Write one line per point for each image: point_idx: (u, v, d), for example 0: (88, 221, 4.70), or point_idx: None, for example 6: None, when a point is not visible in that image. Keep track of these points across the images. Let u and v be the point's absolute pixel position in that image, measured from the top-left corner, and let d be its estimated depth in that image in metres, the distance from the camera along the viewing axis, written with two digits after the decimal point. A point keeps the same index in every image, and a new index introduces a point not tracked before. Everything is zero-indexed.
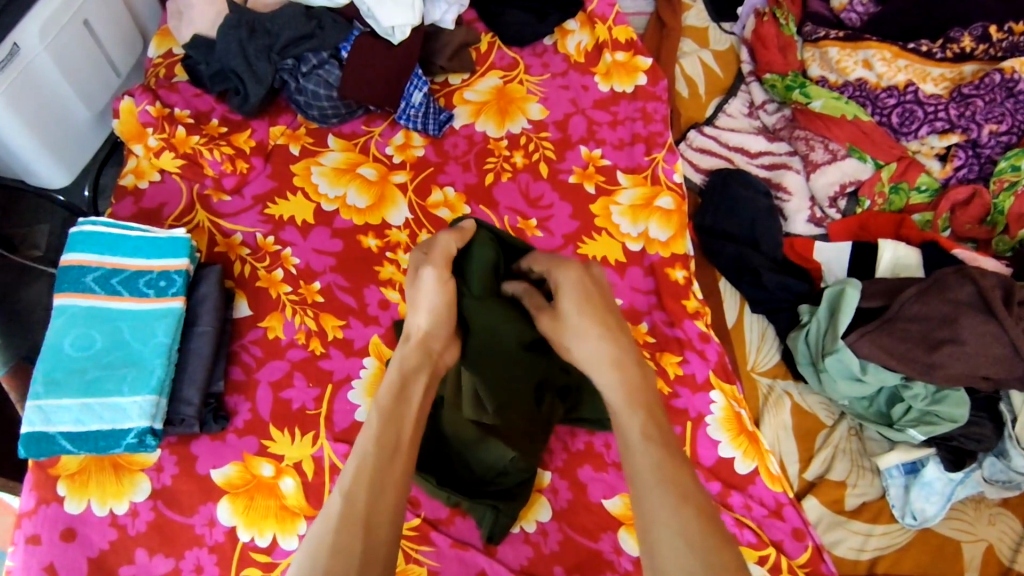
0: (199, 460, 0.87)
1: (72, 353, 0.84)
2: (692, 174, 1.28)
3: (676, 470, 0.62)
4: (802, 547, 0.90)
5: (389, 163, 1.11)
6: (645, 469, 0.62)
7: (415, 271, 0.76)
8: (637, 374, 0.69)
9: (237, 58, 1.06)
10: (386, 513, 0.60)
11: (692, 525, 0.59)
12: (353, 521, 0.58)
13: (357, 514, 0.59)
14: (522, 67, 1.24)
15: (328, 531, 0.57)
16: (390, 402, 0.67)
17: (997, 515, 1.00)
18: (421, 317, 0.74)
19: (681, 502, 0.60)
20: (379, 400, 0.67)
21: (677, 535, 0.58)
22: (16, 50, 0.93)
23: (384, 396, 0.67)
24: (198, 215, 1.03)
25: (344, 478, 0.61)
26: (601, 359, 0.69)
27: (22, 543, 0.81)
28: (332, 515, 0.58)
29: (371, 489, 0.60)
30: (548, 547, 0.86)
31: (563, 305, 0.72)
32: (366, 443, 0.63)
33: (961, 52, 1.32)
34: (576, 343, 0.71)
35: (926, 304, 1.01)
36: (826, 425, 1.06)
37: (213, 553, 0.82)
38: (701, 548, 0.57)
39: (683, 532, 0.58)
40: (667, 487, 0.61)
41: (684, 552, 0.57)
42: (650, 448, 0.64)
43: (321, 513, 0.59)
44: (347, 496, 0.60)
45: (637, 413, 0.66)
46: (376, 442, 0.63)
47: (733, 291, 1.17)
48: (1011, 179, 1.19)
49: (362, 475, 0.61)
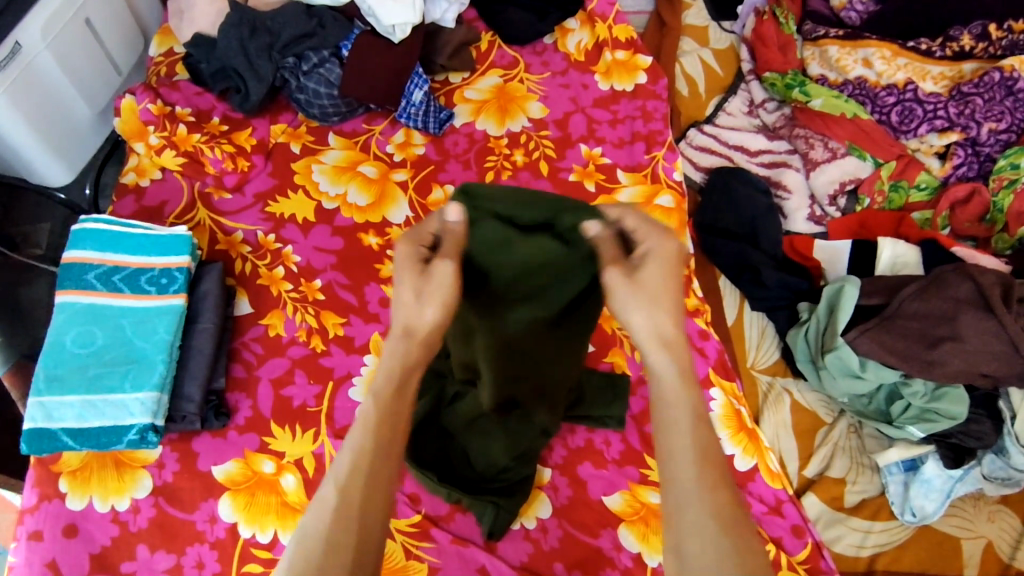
0: (200, 456, 0.87)
1: (74, 350, 0.85)
2: (691, 172, 1.28)
3: (715, 453, 0.60)
4: (801, 544, 0.90)
5: (389, 161, 1.12)
6: (681, 450, 0.60)
7: (416, 262, 0.66)
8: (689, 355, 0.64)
9: (238, 57, 1.07)
10: (379, 499, 0.58)
11: (727, 508, 0.57)
12: (347, 517, 0.56)
13: (352, 512, 0.56)
14: (522, 66, 1.24)
15: (323, 527, 0.55)
16: (390, 391, 0.62)
17: (996, 513, 1.01)
18: (430, 309, 0.64)
19: (718, 486, 0.58)
20: (376, 395, 0.62)
21: (711, 518, 0.56)
22: (17, 48, 0.93)
23: (382, 388, 0.62)
24: (200, 213, 1.04)
25: (338, 468, 0.58)
26: (650, 328, 0.64)
27: (24, 540, 0.81)
28: (326, 510, 0.56)
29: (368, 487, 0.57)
30: (548, 544, 0.87)
31: (644, 270, 0.64)
32: (360, 436, 0.59)
33: (960, 51, 1.32)
34: (625, 305, 0.64)
35: (926, 301, 1.02)
36: (825, 422, 1.07)
37: (214, 549, 0.83)
38: (734, 532, 0.56)
39: (715, 514, 0.56)
40: (707, 468, 0.59)
41: (719, 535, 0.55)
42: (697, 430, 0.60)
43: (315, 506, 0.57)
44: (341, 489, 0.57)
45: (690, 391, 0.62)
46: (373, 432, 0.59)
47: (732, 289, 1.17)
48: (1010, 178, 1.19)
49: (358, 468, 0.58)
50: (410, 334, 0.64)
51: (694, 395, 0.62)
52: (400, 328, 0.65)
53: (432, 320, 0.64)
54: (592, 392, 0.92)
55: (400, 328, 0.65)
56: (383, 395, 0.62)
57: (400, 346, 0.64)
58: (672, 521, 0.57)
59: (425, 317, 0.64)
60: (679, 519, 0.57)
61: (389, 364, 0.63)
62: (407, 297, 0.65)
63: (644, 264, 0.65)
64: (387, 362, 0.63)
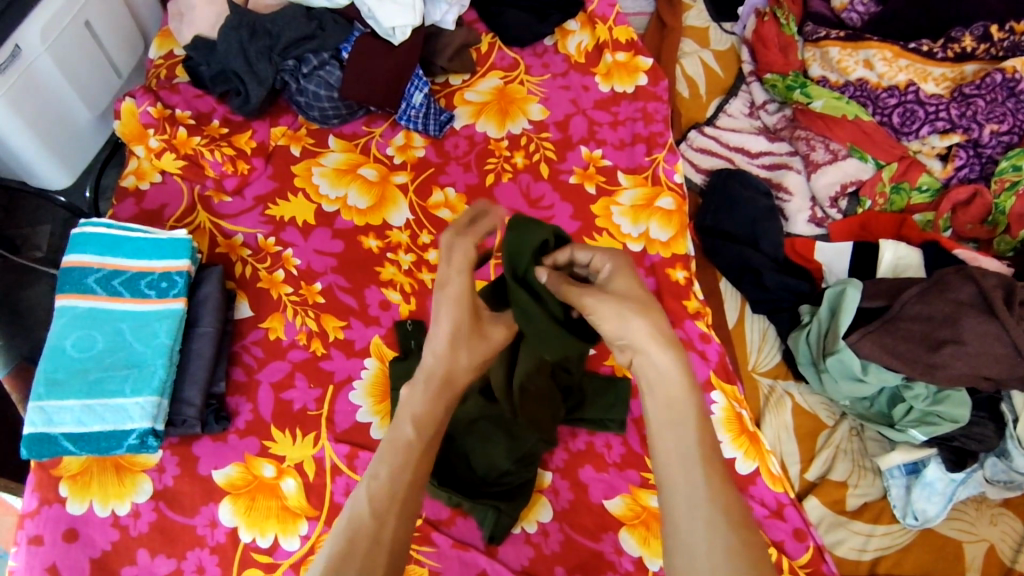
0: (200, 460, 0.87)
1: (74, 354, 0.84)
2: (692, 174, 1.28)
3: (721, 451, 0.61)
4: (803, 547, 0.90)
5: (389, 164, 1.11)
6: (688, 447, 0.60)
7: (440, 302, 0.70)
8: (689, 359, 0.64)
9: (238, 59, 1.06)
10: (408, 527, 0.61)
11: (734, 508, 0.58)
12: (381, 545, 0.58)
13: (386, 532, 0.59)
14: (522, 68, 1.24)
15: (355, 559, 0.56)
16: (431, 429, 0.65)
17: (999, 516, 1.00)
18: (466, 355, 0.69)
19: (723, 486, 0.59)
20: (415, 425, 0.64)
21: (720, 520, 0.58)
22: (17, 52, 0.93)
23: (422, 422, 0.65)
24: (199, 216, 1.04)
25: (374, 497, 0.60)
26: (650, 329, 0.64)
27: (24, 544, 0.81)
28: (361, 537, 0.58)
29: (400, 514, 0.60)
30: (549, 548, 0.86)
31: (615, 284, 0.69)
32: (398, 473, 0.62)
33: (962, 52, 1.32)
34: (621, 315, 0.65)
35: (929, 304, 1.01)
36: (827, 425, 1.06)
37: (215, 553, 0.82)
38: (741, 529, 0.58)
39: (725, 512, 0.58)
40: (712, 466, 0.60)
41: (729, 532, 0.57)
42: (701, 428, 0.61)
43: (348, 531, 0.58)
44: (376, 516, 0.59)
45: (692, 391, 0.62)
46: (412, 466, 0.62)
47: (733, 291, 1.17)
48: (1012, 179, 1.19)
49: (395, 498, 0.60)
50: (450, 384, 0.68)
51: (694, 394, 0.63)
52: (443, 374, 0.68)
53: (466, 362, 0.69)
54: (592, 394, 0.92)
55: (439, 375, 0.68)
56: (424, 428, 0.65)
57: (444, 391, 0.68)
58: (681, 522, 0.59)
59: (461, 362, 0.69)
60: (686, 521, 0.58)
61: (433, 406, 0.66)
62: (441, 343, 0.68)
63: (613, 280, 0.69)
64: (423, 404, 0.66)
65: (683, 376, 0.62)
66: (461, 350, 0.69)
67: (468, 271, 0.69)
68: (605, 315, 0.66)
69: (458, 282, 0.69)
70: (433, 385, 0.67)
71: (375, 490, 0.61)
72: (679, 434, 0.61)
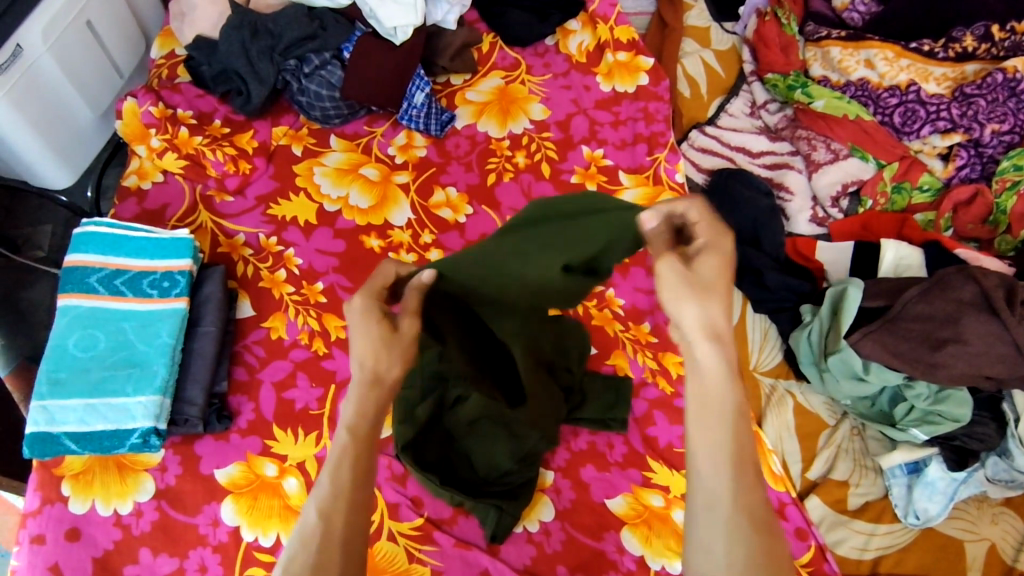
0: (202, 459, 0.87)
1: (77, 353, 0.85)
2: (693, 173, 1.28)
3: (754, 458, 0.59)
4: (805, 546, 0.90)
5: (391, 163, 1.11)
6: (722, 441, 0.58)
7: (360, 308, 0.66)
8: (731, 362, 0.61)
9: (240, 59, 1.07)
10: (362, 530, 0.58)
11: (759, 514, 0.56)
12: (331, 552, 0.55)
13: (336, 538, 0.56)
14: (524, 68, 1.24)
15: (302, 566, 0.54)
16: (365, 430, 0.61)
17: (1000, 515, 1.00)
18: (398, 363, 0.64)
19: (751, 493, 0.57)
20: (350, 432, 0.60)
21: (740, 524, 0.55)
22: (18, 51, 0.93)
23: (355, 426, 0.60)
24: (201, 216, 1.04)
25: (321, 502, 0.57)
26: (701, 319, 0.61)
27: (27, 543, 0.81)
28: (311, 544, 0.56)
29: (348, 518, 0.57)
30: (551, 547, 0.86)
31: (701, 269, 0.63)
32: (339, 474, 0.59)
33: (963, 51, 1.32)
34: (674, 294, 0.62)
35: (930, 303, 1.01)
36: (828, 425, 1.06)
37: (217, 552, 0.83)
38: (764, 534, 0.55)
39: (750, 517, 0.56)
40: (740, 473, 0.57)
41: (751, 536, 0.55)
42: (738, 425, 0.59)
43: (299, 538, 0.56)
44: (323, 520, 0.57)
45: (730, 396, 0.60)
46: (352, 467, 0.59)
47: (735, 290, 1.17)
48: (1013, 179, 1.19)
49: (339, 499, 0.57)
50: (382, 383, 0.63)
51: (736, 388, 0.60)
52: (371, 377, 0.62)
53: (397, 364, 0.64)
54: (594, 394, 0.92)
55: (367, 376, 0.62)
56: (360, 432, 0.60)
57: (372, 392, 0.62)
58: (701, 522, 0.57)
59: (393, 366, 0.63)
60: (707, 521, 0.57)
61: (365, 407, 0.61)
62: (368, 349, 0.63)
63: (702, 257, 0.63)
64: (355, 407, 0.61)
65: (723, 370, 0.60)
66: (383, 353, 0.63)
67: (367, 285, 0.67)
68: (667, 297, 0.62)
69: (364, 295, 0.66)
70: (362, 388, 0.62)
71: (320, 496, 0.58)
72: (718, 427, 0.59)
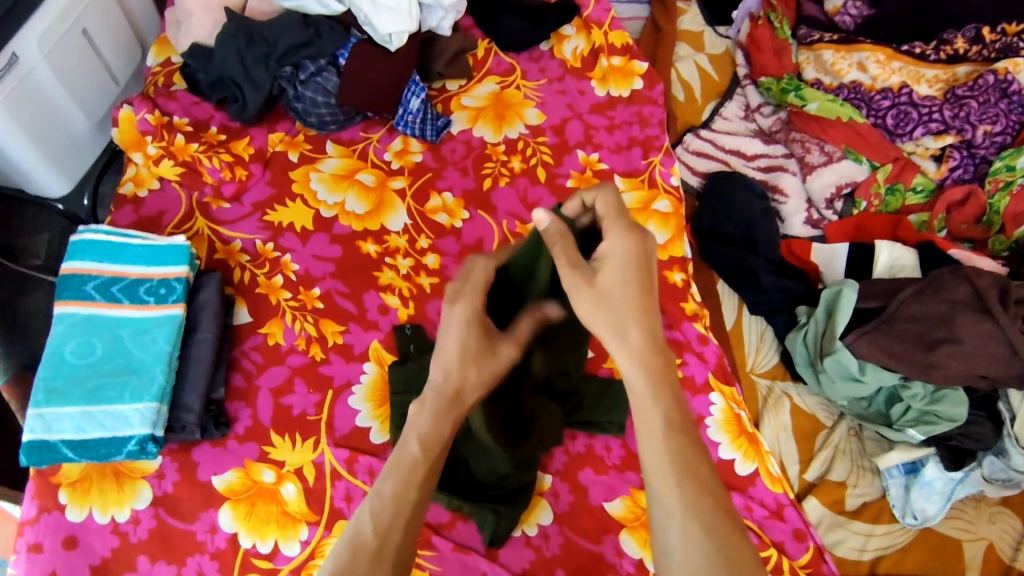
0: (200, 466, 0.87)
1: (73, 361, 0.84)
2: (689, 176, 1.28)
3: (694, 456, 0.62)
4: (803, 548, 0.90)
5: (387, 169, 1.12)
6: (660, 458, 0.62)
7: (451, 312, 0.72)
8: (659, 358, 0.64)
9: (235, 67, 1.07)
10: (410, 543, 0.63)
11: (709, 518, 0.59)
12: (383, 560, 0.60)
13: (388, 552, 0.60)
14: (519, 73, 1.24)
15: (360, 566, 0.59)
16: (438, 445, 0.67)
17: (997, 514, 1.01)
18: (488, 374, 0.71)
19: (699, 496, 0.60)
20: (421, 443, 0.66)
21: (694, 529, 0.59)
22: (15, 59, 0.93)
23: (428, 438, 0.67)
24: (198, 222, 1.04)
25: (377, 513, 0.62)
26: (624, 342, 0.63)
27: (24, 551, 0.81)
28: (363, 552, 0.59)
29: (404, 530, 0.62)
30: (549, 550, 0.86)
31: (602, 274, 0.65)
32: (404, 484, 0.64)
33: (955, 53, 1.34)
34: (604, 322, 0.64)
35: (924, 303, 1.02)
36: (825, 425, 1.07)
37: (215, 559, 0.82)
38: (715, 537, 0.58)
39: (699, 521, 0.59)
40: (683, 477, 0.61)
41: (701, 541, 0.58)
42: (671, 436, 0.62)
43: (350, 547, 0.60)
44: (379, 532, 0.61)
45: (658, 398, 0.63)
46: (417, 484, 0.64)
47: (731, 293, 1.17)
48: (1007, 179, 1.20)
49: (398, 515, 0.62)
50: (459, 398, 0.69)
51: (666, 399, 0.63)
52: (452, 392, 0.69)
53: (477, 380, 0.70)
54: (589, 398, 0.93)
55: (449, 390, 0.69)
56: (430, 447, 0.67)
57: (452, 409, 0.69)
58: (659, 530, 0.61)
59: (474, 379, 0.70)
60: (662, 527, 0.60)
61: (439, 423, 0.68)
62: (453, 361, 0.70)
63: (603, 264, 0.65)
64: (429, 420, 0.67)
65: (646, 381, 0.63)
66: (470, 369, 0.70)
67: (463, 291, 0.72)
68: (578, 303, 0.65)
69: (466, 303, 0.71)
70: (444, 404, 0.68)
71: (381, 509, 0.62)
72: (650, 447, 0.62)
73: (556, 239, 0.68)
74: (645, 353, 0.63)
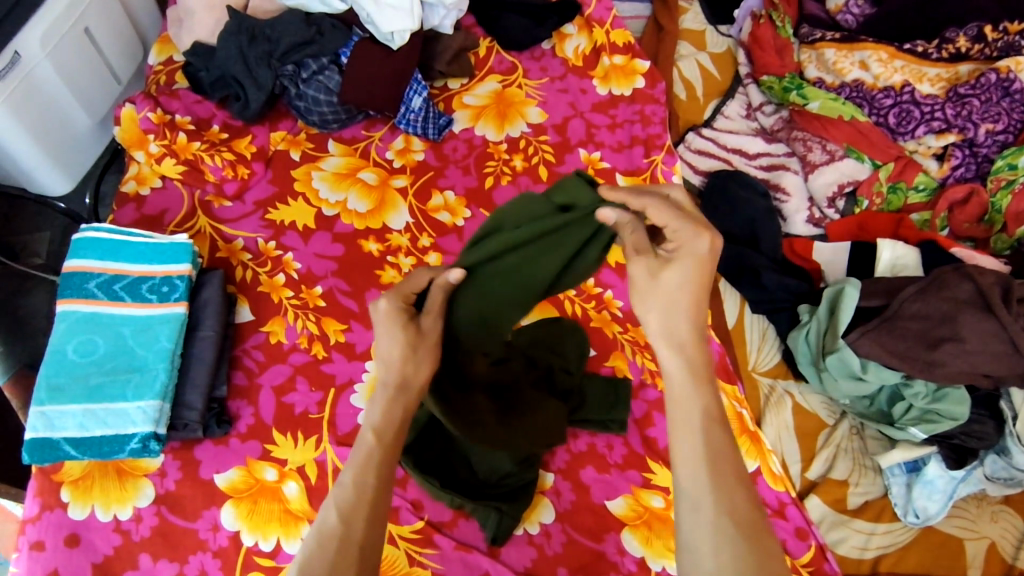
0: (202, 465, 0.87)
1: (75, 358, 0.84)
2: (690, 175, 1.28)
3: (728, 451, 0.62)
4: (805, 546, 0.90)
5: (389, 168, 1.12)
6: (697, 449, 0.62)
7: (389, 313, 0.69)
8: (703, 352, 0.65)
9: (238, 65, 1.07)
10: (379, 531, 0.62)
11: (742, 512, 0.59)
12: (348, 550, 0.59)
13: (352, 541, 0.59)
14: (521, 71, 1.24)
15: (326, 558, 0.58)
16: (392, 434, 0.65)
17: (1000, 513, 1.01)
18: (428, 362, 0.69)
19: (733, 487, 0.60)
20: (375, 433, 0.65)
21: (726, 522, 0.58)
22: (17, 58, 0.93)
23: (381, 429, 0.65)
24: (200, 221, 1.04)
25: (341, 502, 0.61)
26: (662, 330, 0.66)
27: (26, 550, 0.81)
28: (329, 541, 0.59)
29: (368, 519, 0.61)
30: (551, 549, 0.86)
31: (667, 271, 0.66)
32: (365, 472, 0.63)
33: (957, 52, 1.34)
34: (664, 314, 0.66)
35: (927, 302, 1.01)
36: (827, 424, 1.07)
37: (217, 557, 0.82)
38: (748, 531, 0.58)
39: (733, 514, 0.59)
40: (719, 469, 0.61)
41: (732, 531, 0.58)
42: (710, 429, 0.62)
43: (316, 536, 0.60)
44: (343, 521, 0.60)
45: (700, 389, 0.64)
46: (376, 471, 0.63)
47: (732, 290, 1.17)
48: (1008, 178, 1.19)
49: (361, 500, 0.61)
50: (405, 388, 0.67)
51: (706, 393, 0.64)
52: (397, 382, 0.67)
53: (423, 368, 0.69)
54: (593, 397, 0.92)
55: (393, 382, 0.67)
56: (385, 436, 0.65)
57: (399, 398, 0.67)
58: (688, 521, 0.60)
59: (420, 370, 0.68)
60: (693, 519, 0.59)
61: (391, 413, 0.66)
62: (396, 359, 0.67)
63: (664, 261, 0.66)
64: (381, 411, 0.66)
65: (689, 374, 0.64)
66: (408, 356, 0.68)
67: (395, 288, 0.70)
68: (642, 296, 0.67)
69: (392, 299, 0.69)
70: (388, 393, 0.67)
71: (342, 497, 0.61)
72: (688, 439, 0.62)
73: (627, 231, 0.70)
74: (690, 345, 0.65)
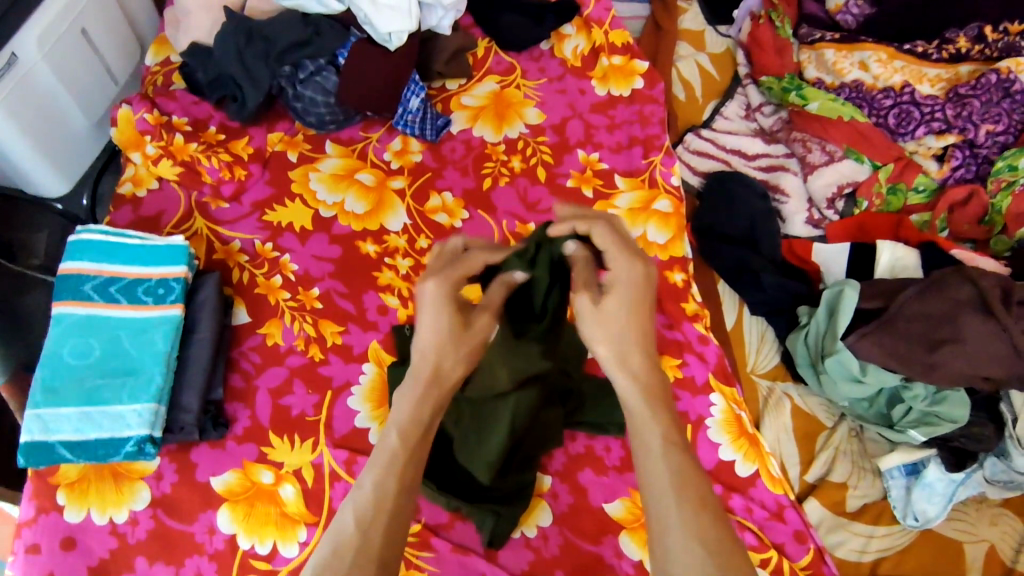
0: (199, 467, 0.87)
1: (71, 361, 0.84)
2: (690, 176, 1.28)
3: (693, 474, 0.61)
4: (804, 549, 0.90)
5: (386, 169, 1.11)
6: (660, 474, 0.61)
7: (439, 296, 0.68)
8: (658, 378, 0.66)
9: (235, 66, 1.06)
10: (399, 535, 0.61)
11: (709, 532, 0.58)
12: (369, 554, 0.58)
13: (371, 546, 0.58)
14: (519, 72, 1.24)
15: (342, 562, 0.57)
16: (416, 437, 0.64)
17: (999, 516, 1.00)
18: (463, 358, 0.68)
19: (698, 508, 0.59)
20: (401, 433, 0.64)
21: (695, 545, 0.57)
22: (14, 59, 0.93)
23: (407, 428, 0.64)
24: (197, 223, 1.04)
25: (360, 506, 0.60)
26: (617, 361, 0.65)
27: (22, 552, 0.81)
28: (346, 546, 0.58)
29: (388, 522, 0.60)
30: (548, 552, 0.86)
31: (609, 298, 0.66)
32: (384, 478, 0.61)
33: (957, 52, 1.33)
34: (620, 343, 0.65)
35: (927, 303, 1.01)
36: (826, 427, 1.06)
37: (213, 560, 0.82)
38: (716, 551, 0.57)
39: (699, 538, 0.58)
40: (685, 492, 0.60)
41: (699, 553, 0.57)
42: (670, 454, 0.62)
43: (334, 540, 0.58)
44: (361, 526, 0.59)
45: (657, 415, 0.64)
46: (398, 476, 0.62)
47: (732, 293, 1.17)
48: (1009, 179, 1.18)
49: (382, 510, 0.60)
50: (437, 379, 0.67)
51: (663, 418, 0.64)
52: (429, 372, 0.67)
53: (457, 364, 0.68)
54: (590, 398, 0.92)
55: (427, 371, 0.67)
56: (410, 436, 0.64)
57: (431, 391, 0.66)
58: (658, 545, 0.59)
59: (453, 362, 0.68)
60: (663, 545, 0.59)
61: (419, 409, 0.65)
62: (435, 343, 0.67)
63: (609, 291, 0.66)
64: (411, 407, 0.65)
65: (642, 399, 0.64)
66: (447, 349, 0.68)
67: (447, 272, 0.69)
68: (587, 326, 0.66)
69: (439, 280, 0.69)
70: (421, 383, 0.66)
71: (362, 501, 0.61)
72: (650, 463, 0.62)
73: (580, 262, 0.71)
74: (644, 373, 0.65)
